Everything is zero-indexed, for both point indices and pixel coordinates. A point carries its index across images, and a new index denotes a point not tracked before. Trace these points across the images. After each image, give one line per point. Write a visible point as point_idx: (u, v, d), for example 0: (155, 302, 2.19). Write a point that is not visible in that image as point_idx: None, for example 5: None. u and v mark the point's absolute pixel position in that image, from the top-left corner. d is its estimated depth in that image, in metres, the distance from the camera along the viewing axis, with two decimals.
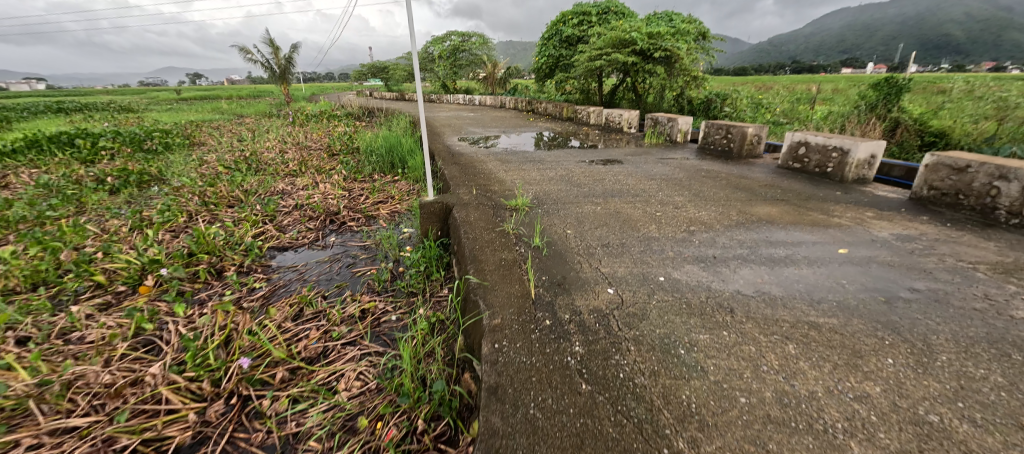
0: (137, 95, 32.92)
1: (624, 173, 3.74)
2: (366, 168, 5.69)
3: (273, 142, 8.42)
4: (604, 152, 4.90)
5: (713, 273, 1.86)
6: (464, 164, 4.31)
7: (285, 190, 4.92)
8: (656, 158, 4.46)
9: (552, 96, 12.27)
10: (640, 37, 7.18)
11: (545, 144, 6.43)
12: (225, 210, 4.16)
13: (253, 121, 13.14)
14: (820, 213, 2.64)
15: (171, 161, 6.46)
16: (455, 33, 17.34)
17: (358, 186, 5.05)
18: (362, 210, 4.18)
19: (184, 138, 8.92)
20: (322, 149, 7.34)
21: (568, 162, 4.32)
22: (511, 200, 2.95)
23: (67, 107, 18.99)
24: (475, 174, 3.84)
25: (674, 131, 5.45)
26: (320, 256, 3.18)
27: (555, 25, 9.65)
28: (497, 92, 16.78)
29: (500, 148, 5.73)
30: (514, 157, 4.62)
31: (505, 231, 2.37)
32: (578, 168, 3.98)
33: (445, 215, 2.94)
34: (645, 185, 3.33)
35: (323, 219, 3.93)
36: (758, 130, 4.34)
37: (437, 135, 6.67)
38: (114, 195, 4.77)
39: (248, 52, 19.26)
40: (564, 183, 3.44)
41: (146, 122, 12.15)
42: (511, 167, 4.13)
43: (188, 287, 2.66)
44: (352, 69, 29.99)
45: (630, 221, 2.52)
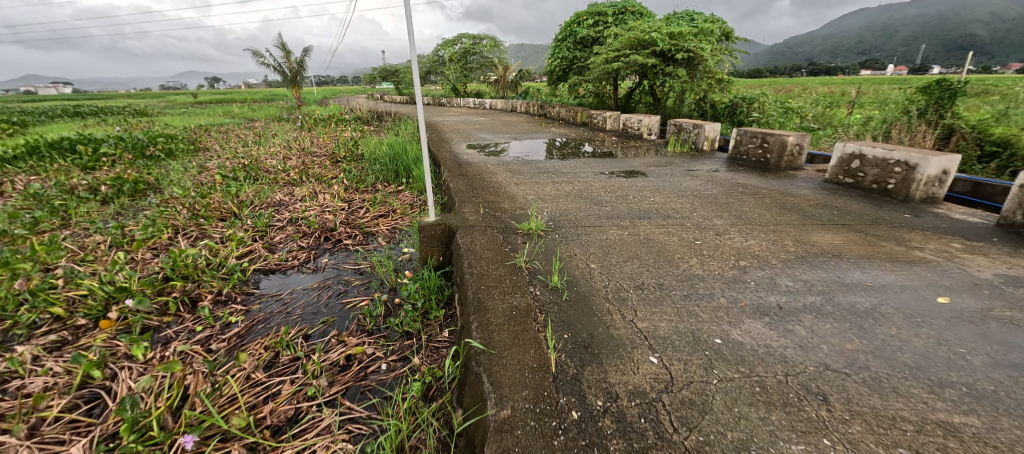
0: (155, 99, 33.53)
1: (649, 188, 3.34)
2: (369, 177, 5.39)
3: (278, 148, 8.20)
4: (624, 162, 4.49)
5: (784, 333, 1.44)
6: (471, 175, 3.95)
7: (282, 202, 4.63)
8: (683, 170, 4.04)
9: (565, 99, 11.88)
10: (660, 38, 6.76)
11: (559, 152, 6.04)
12: (214, 224, 3.87)
13: (261, 125, 13.03)
14: (894, 243, 2.20)
15: (172, 168, 6.26)
16: (466, 36, 17.09)
17: (359, 197, 4.74)
18: (360, 224, 3.85)
19: (190, 143, 8.77)
20: (326, 155, 7.08)
21: (585, 174, 3.92)
22: (523, 223, 2.57)
23: (86, 110, 19.35)
24: (483, 187, 3.47)
25: (700, 139, 5.02)
26: (309, 282, 2.84)
27: (569, 26, 9.27)
28: (508, 95, 16.48)
29: (510, 157, 5.36)
30: (527, 167, 4.24)
31: (516, 265, 1.98)
32: (598, 182, 3.58)
33: (448, 239, 2.57)
34: (676, 204, 2.92)
35: (318, 236, 3.61)
36: (799, 139, 3.88)
37: (445, 142, 6.34)
38: (104, 206, 4.54)
39: (261, 57, 19.35)
40: (583, 200, 3.05)
41: (157, 126, 12.15)
42: (523, 179, 3.75)
43: (155, 321, 2.34)
44: (364, 73, 30.16)
45: (665, 252, 2.12)
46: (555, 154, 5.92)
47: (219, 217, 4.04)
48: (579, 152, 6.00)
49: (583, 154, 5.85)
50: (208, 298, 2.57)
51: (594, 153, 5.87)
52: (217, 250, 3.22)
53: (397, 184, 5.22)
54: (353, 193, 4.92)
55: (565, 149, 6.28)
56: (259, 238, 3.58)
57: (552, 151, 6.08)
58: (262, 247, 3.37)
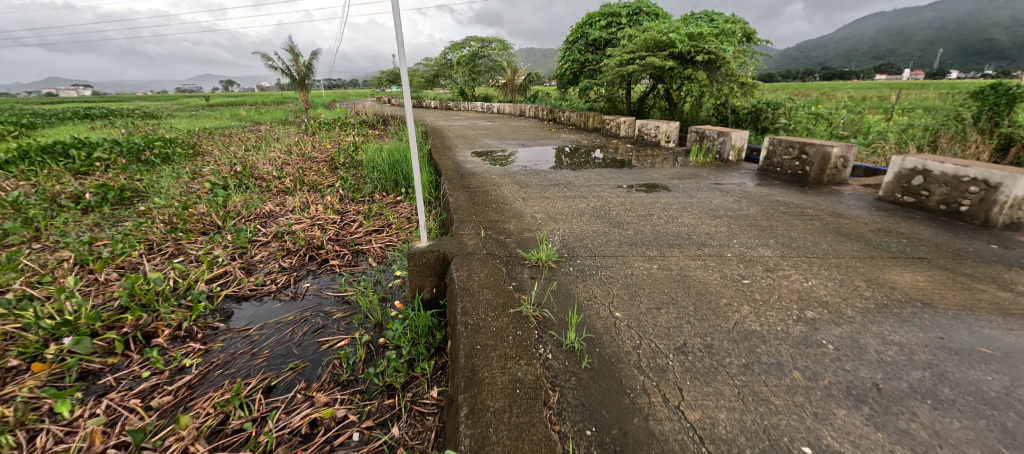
0: (168, 102, 33.85)
1: (676, 206, 2.93)
2: (366, 186, 5.05)
3: (277, 153, 7.93)
4: (643, 174, 4.08)
5: (898, 438, 1.03)
6: (474, 187, 3.58)
7: (271, 213, 4.30)
8: (710, 183, 3.62)
9: (575, 104, 11.48)
10: (679, 39, 6.34)
11: (570, 160, 5.64)
12: (193, 239, 3.54)
13: (266, 128, 12.83)
14: (994, 288, 1.77)
15: (164, 175, 5.99)
16: (474, 39, 16.83)
17: (354, 209, 4.38)
18: (350, 241, 3.49)
19: (189, 148, 8.54)
20: (326, 161, 6.79)
21: (600, 187, 3.52)
22: (532, 250, 2.18)
23: (97, 112, 19.56)
24: (486, 203, 3.09)
25: (726, 147, 4.58)
26: (284, 313, 2.47)
27: (580, 27, 8.88)
28: (517, 99, 16.15)
29: (518, 165, 4.99)
30: (536, 179, 3.85)
31: (521, 312, 1.58)
32: (615, 198, 3.18)
33: (442, 268, 2.19)
34: (711, 227, 2.50)
35: (302, 255, 3.25)
36: (845, 150, 3.45)
37: (449, 149, 5.98)
38: (84, 216, 4.25)
39: (269, 60, 19.33)
40: (600, 220, 2.65)
41: (161, 128, 12.04)
42: (531, 193, 3.36)
43: (97, 364, 2.00)
44: (372, 77, 30.19)
45: (708, 294, 1.71)
46: (565, 162, 5.52)
47: (200, 231, 3.72)
48: (592, 160, 5.60)
49: (596, 163, 5.44)
50: (164, 334, 2.22)
51: (607, 161, 5.45)
52: (187, 271, 2.87)
53: (396, 194, 4.87)
54: (348, 205, 4.57)
55: (576, 156, 5.90)
56: (238, 257, 3.24)
57: (562, 159, 5.69)
58: (239, 267, 3.02)
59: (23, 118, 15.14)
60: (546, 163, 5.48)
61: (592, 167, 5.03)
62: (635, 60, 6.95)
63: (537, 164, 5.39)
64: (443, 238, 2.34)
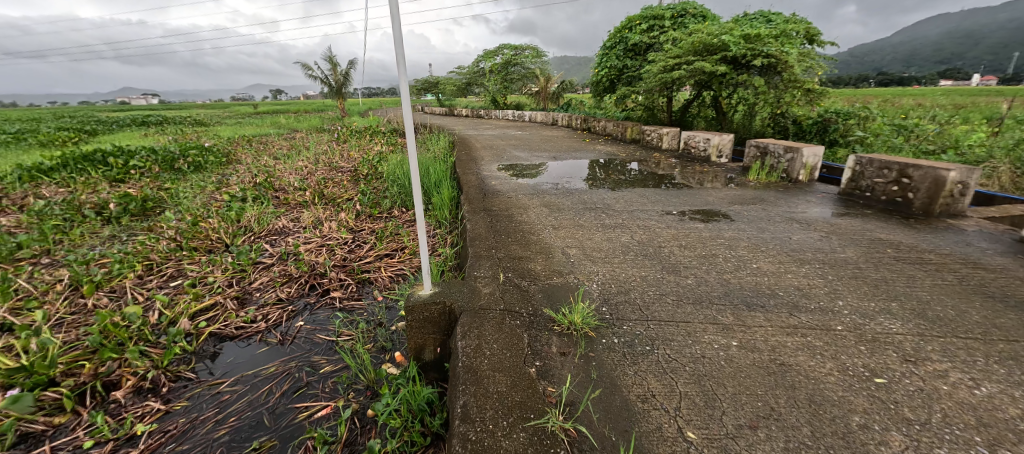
0: (220, 111, 36.05)
1: (744, 244, 2.35)
2: (385, 201, 4.73)
3: (305, 162, 7.88)
4: (695, 196, 3.49)
5: None
6: (497, 209, 3.12)
7: (283, 231, 4.04)
8: (783, 212, 2.98)
9: (611, 112, 10.88)
10: (733, 41, 5.67)
11: (606, 174, 5.09)
12: (196, 259, 3.31)
13: (301, 136, 13.08)
14: None
15: (192, 185, 5.97)
16: (507, 46, 16.62)
17: (368, 228, 4.05)
18: (358, 267, 3.11)
19: (224, 156, 8.68)
20: (349, 172, 6.60)
21: (645, 213, 2.98)
22: (564, 307, 1.68)
23: (156, 120, 21.03)
24: (509, 232, 2.62)
25: (795, 166, 3.90)
26: (266, 362, 2.09)
27: (618, 32, 8.32)
28: (549, 107, 15.74)
29: (549, 182, 4.50)
30: (568, 201, 3.35)
31: (545, 425, 1.09)
32: (665, 228, 2.63)
33: (448, 324, 1.74)
34: (799, 278, 1.91)
35: (303, 283, 2.90)
36: (964, 175, 2.73)
37: (474, 161, 5.60)
38: (103, 228, 4.17)
39: (310, 70, 20.04)
40: (649, 262, 2.12)
41: (205, 136, 12.56)
42: (562, 220, 2.87)
43: (40, 426, 1.68)
44: (407, 86, 30.90)
45: (826, 404, 1.15)
46: (601, 176, 4.98)
47: (204, 250, 3.48)
48: (632, 174, 5.03)
49: (636, 179, 4.85)
50: (125, 386, 1.89)
51: (649, 177, 4.86)
52: (174, 302, 2.58)
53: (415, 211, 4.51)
54: (363, 222, 4.24)
55: (612, 169, 5.34)
56: (235, 284, 2.93)
57: (597, 173, 5.15)
58: (232, 297, 2.70)
59: (89, 125, 16.31)
60: (579, 176, 4.97)
61: (632, 184, 4.46)
62: (680, 66, 6.33)
63: (569, 178, 4.88)
64: (451, 282, 1.89)
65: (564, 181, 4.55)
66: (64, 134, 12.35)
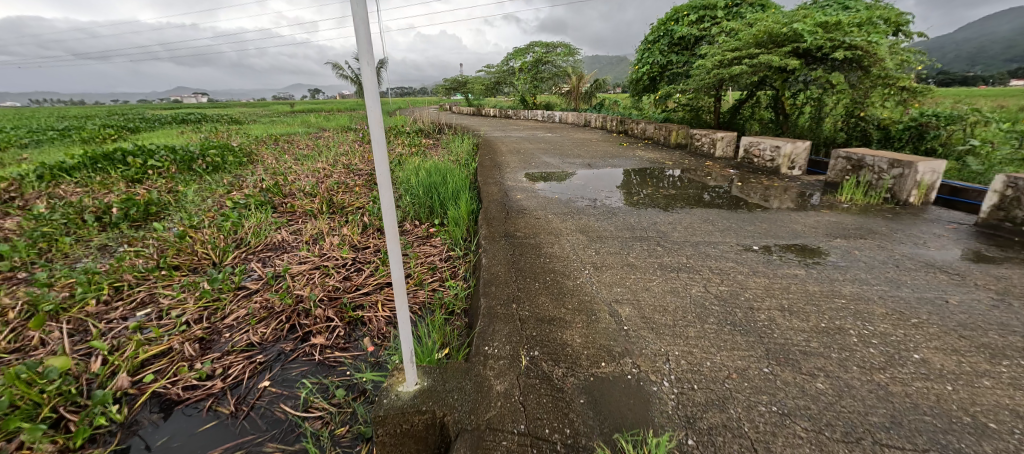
0: (259, 108, 37.41)
1: (880, 310, 1.61)
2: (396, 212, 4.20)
3: (323, 164, 7.55)
4: (775, 221, 2.72)
5: None
6: (523, 235, 2.49)
7: (279, 247, 3.58)
8: (910, 252, 2.18)
9: (649, 113, 10.00)
10: (808, 29, 4.77)
11: (650, 184, 4.36)
12: (173, 281, 2.88)
13: (327, 135, 12.95)
14: None
15: (204, 188, 5.71)
16: (539, 44, 15.97)
17: (374, 246, 3.52)
18: (351, 300, 2.57)
19: (247, 156, 8.53)
20: (365, 176, 6.18)
21: (715, 247, 2.26)
22: (622, 435, 1.04)
23: (196, 118, 21.85)
24: (537, 273, 1.97)
25: (905, 184, 3.05)
26: (205, 451, 1.56)
27: (663, 25, 7.49)
28: (581, 107, 14.99)
29: (583, 194, 3.83)
30: (610, 226, 2.66)
31: None
32: (751, 275, 1.92)
33: (439, 442, 1.14)
34: (1007, 391, 1.18)
35: (283, 321, 2.38)
36: None
37: (498, 168, 5.00)
38: (98, 235, 3.88)
39: (341, 69, 20.24)
40: (745, 340, 1.42)
41: (236, 135, 12.69)
42: (605, 255, 2.19)
43: None
44: (436, 86, 30.94)
45: None
46: (645, 188, 4.24)
47: (187, 269, 3.05)
48: (682, 186, 4.26)
49: (687, 192, 4.07)
50: None
51: (703, 190, 4.08)
52: (124, 345, 2.11)
53: (429, 225, 3.96)
54: (370, 237, 3.73)
55: (657, 179, 4.60)
56: (207, 317, 2.46)
57: (639, 183, 4.42)
58: (195, 339, 2.21)
59: (133, 123, 17.00)
60: (619, 187, 4.27)
61: (685, 198, 3.71)
62: (738, 60, 5.47)
63: (608, 188, 4.18)
64: (449, 367, 1.28)
65: (602, 193, 3.85)
66: (106, 131, 12.78)
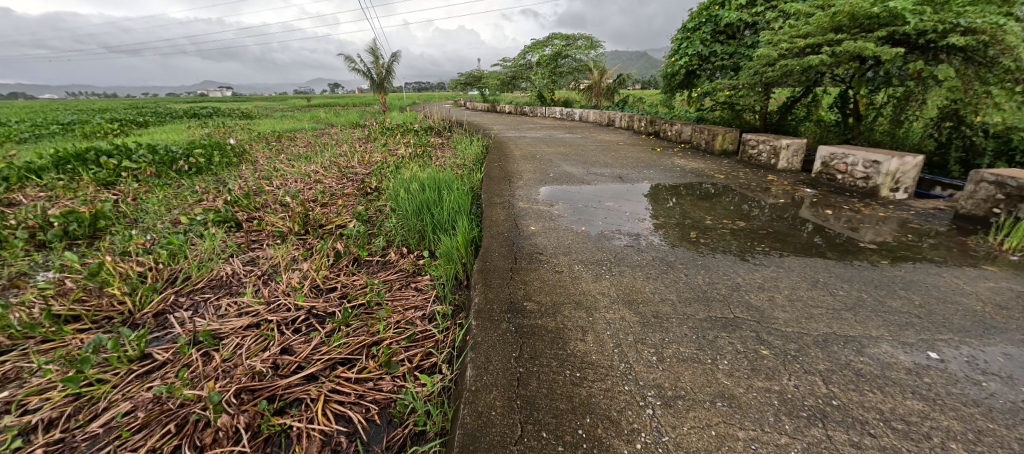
0: (275, 103, 37.19)
1: None
2: (380, 237, 3.40)
3: (317, 166, 6.82)
4: (923, 288, 1.78)
5: None
6: (537, 310, 1.60)
7: (223, 286, 2.80)
8: None
9: (680, 112, 8.97)
10: (911, 8, 3.69)
11: (701, 200, 3.39)
12: (57, 344, 2.12)
13: (333, 132, 12.25)
14: None
15: (176, 197, 5.01)
16: (558, 36, 14.86)
17: (341, 288, 2.71)
18: (280, 395, 1.75)
19: (239, 156, 7.85)
20: (358, 183, 5.41)
21: (861, 352, 1.34)
22: None
23: (207, 112, 21.63)
24: (560, 418, 1.09)
25: None
26: None
27: (705, 10, 6.43)
28: (602, 104, 13.98)
29: (617, 217, 2.93)
30: (669, 291, 1.74)
31: None
32: (975, 445, 0.99)
33: None
34: None
35: (168, 434, 1.57)
36: None
37: (509, 179, 4.13)
38: (18, 260, 3.17)
39: (353, 63, 19.64)
40: None
41: (239, 132, 12.14)
42: (676, 365, 1.29)
43: None
44: (451, 81, 30.18)
45: None
46: (697, 205, 3.27)
47: (86, 323, 2.28)
48: (745, 205, 3.28)
49: (755, 215, 3.11)
50: None
51: (774, 213, 3.11)
52: None
53: (417, 257, 3.13)
54: (339, 274, 2.91)
55: (708, 194, 3.63)
56: (68, 419, 1.67)
57: (686, 198, 3.47)
58: None
59: (142, 117, 16.68)
60: (661, 204, 3.32)
61: (757, 223, 2.74)
62: (807, 50, 4.41)
63: (648, 207, 3.23)
64: None
65: (643, 217, 2.92)
66: (108, 126, 12.35)
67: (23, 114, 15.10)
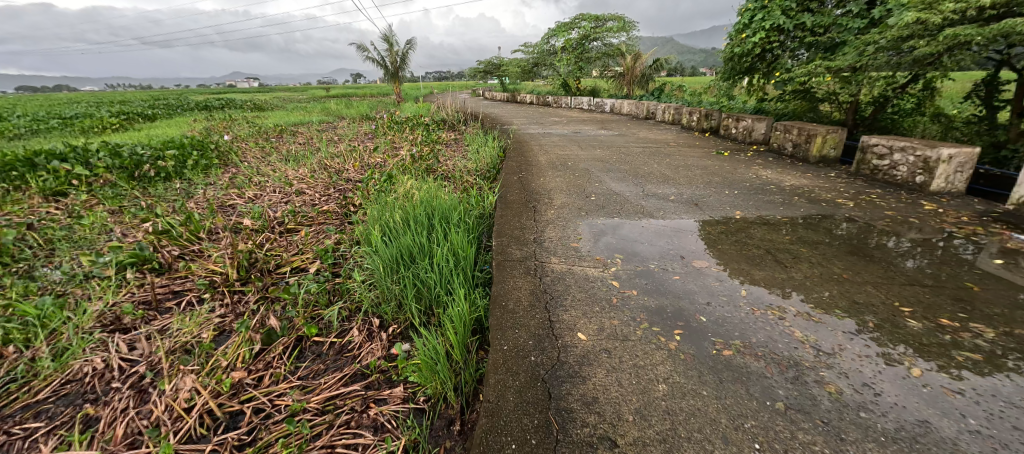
0: (293, 93, 36.87)
1: None
2: (341, 301, 2.29)
3: (305, 169, 5.77)
4: None
5: None
6: None
7: (77, 400, 1.74)
8: None
9: (736, 103, 7.50)
10: None
11: (845, 244, 2.09)
12: None
13: (340, 126, 11.27)
14: None
15: (120, 215, 4.02)
16: (585, 17, 13.36)
17: (250, 419, 1.60)
18: None
19: (225, 157, 6.87)
20: (346, 196, 4.32)
21: None
22: None
23: (218, 103, 21.12)
24: None
25: None
26: None
27: None
28: (634, 93, 12.45)
29: (723, 287, 1.69)
30: None
31: None
32: None
33: None
34: None
35: None
36: None
37: (535, 200, 2.92)
38: None
39: (365, 50, 18.56)
40: None
41: (241, 126, 11.27)
42: None
43: None
44: (469, 69, 28.87)
45: None
46: (848, 254, 1.97)
47: None
48: (929, 256, 1.97)
49: (963, 273, 1.80)
50: None
51: (998, 274, 1.79)
52: None
53: (388, 347, 1.98)
54: (260, 381, 1.80)
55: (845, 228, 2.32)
56: None
57: (814, 239, 2.17)
58: None
59: (152, 111, 16.13)
60: (778, 251, 2.05)
61: (1008, 317, 1.45)
62: (979, 13, 2.98)
63: (763, 259, 1.97)
64: None
65: (768, 289, 1.67)
66: (108, 120, 11.66)
67: (30, 108, 14.64)
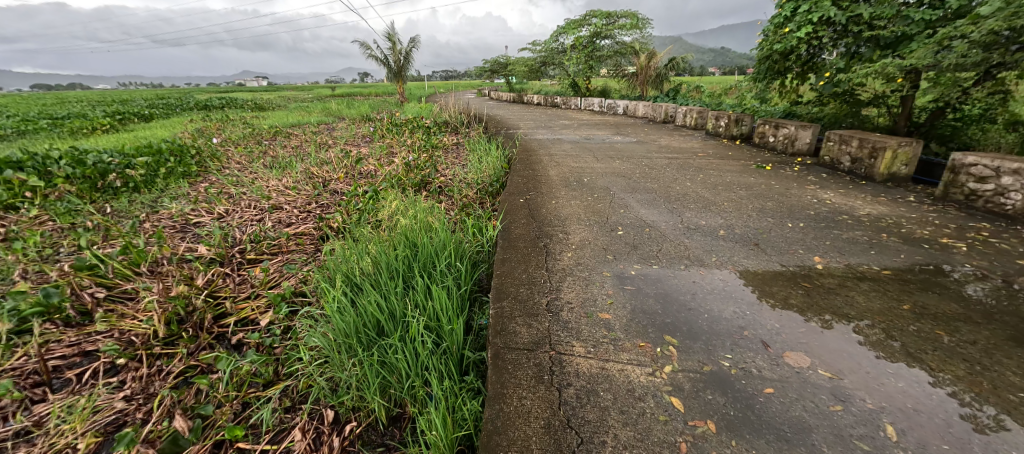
0: (298, 92, 36.56)
1: None
2: (283, 386, 1.69)
3: (288, 179, 5.20)
4: None
5: None
6: None
7: None
8: None
9: (765, 107, 6.82)
10: None
11: (998, 324, 1.44)
12: None
13: (338, 128, 10.72)
14: None
15: (64, 236, 3.47)
16: (597, 14, 12.67)
17: None
18: None
19: (207, 164, 6.33)
20: (325, 215, 3.74)
21: None
22: None
23: (219, 102, 20.68)
24: None
25: None
26: None
27: None
28: (648, 94, 11.76)
29: (853, 418, 1.06)
30: None
31: None
32: None
33: None
34: None
35: None
36: None
37: (547, 234, 2.31)
38: None
39: (368, 48, 17.99)
40: None
41: (235, 127, 10.75)
42: None
43: None
44: (474, 69, 28.23)
45: None
46: (1014, 345, 1.33)
47: None
48: None
49: None
50: None
51: None
52: None
53: None
54: None
55: (977, 289, 1.67)
56: None
57: (946, 311, 1.53)
58: None
59: (151, 111, 15.70)
60: (904, 334, 1.41)
61: None
62: None
63: (887, 350, 1.33)
64: None
65: (929, 422, 1.03)
66: (99, 121, 11.18)
67: (27, 107, 14.26)
